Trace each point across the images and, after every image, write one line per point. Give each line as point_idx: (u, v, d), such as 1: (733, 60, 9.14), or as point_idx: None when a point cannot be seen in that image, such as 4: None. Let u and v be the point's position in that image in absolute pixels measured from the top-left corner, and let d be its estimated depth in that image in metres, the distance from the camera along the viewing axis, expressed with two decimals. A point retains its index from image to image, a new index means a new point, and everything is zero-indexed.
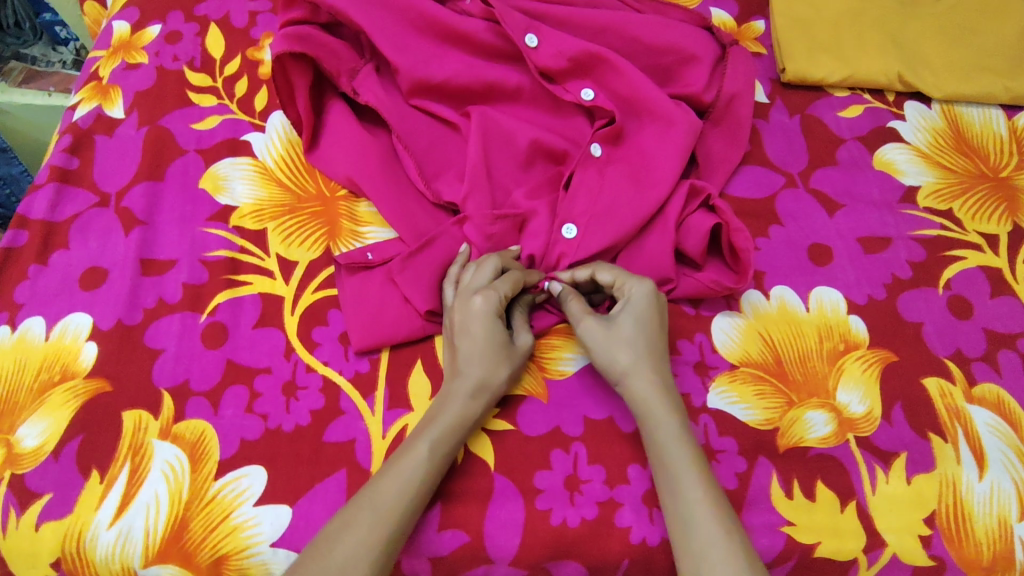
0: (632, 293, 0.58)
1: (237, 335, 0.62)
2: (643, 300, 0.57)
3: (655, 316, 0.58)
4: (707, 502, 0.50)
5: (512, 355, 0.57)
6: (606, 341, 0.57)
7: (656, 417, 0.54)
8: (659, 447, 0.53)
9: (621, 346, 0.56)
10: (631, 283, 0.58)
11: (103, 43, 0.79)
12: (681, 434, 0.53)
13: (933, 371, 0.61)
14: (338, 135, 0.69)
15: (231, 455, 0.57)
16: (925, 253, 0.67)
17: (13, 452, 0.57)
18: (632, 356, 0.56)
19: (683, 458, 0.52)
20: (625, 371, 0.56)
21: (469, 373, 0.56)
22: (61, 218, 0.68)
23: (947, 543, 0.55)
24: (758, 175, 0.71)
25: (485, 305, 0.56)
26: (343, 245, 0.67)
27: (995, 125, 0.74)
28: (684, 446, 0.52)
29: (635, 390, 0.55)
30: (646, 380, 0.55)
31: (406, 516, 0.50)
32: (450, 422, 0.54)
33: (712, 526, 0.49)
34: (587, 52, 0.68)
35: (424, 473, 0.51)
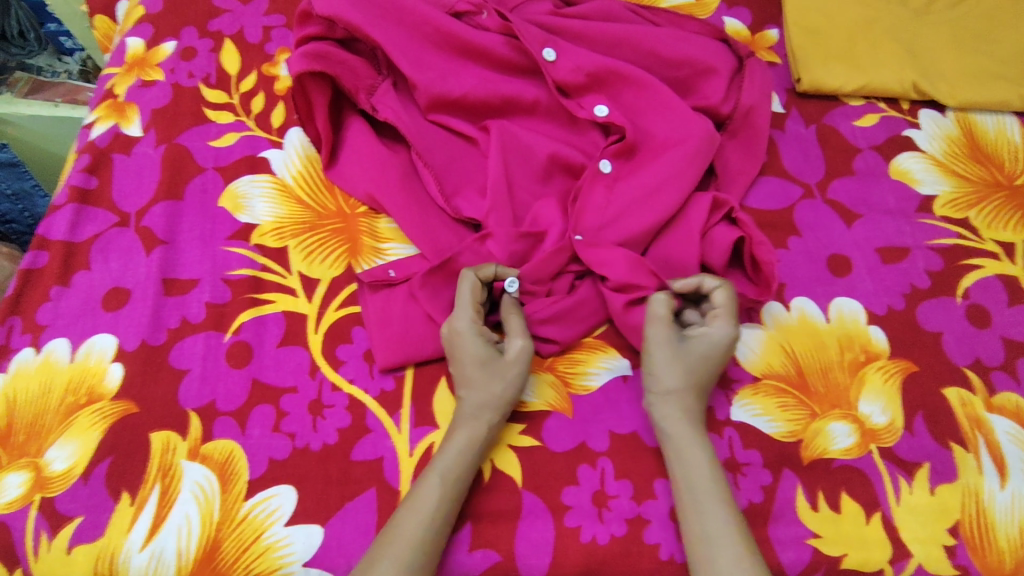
0: (718, 328, 0.59)
1: (262, 354, 0.62)
2: (724, 339, 0.58)
3: (722, 357, 0.59)
4: (732, 525, 0.51)
5: (503, 368, 0.58)
6: (671, 356, 0.57)
7: (687, 441, 0.55)
8: (687, 465, 0.54)
9: (679, 368, 0.57)
10: (722, 318, 0.59)
11: (117, 60, 0.79)
12: (706, 455, 0.55)
13: (953, 381, 0.62)
14: (357, 151, 0.70)
15: (261, 475, 0.57)
16: (942, 262, 0.67)
17: (43, 476, 0.57)
18: (676, 380, 0.57)
19: (710, 478, 0.53)
20: (668, 391, 0.57)
21: (471, 401, 0.57)
22: (82, 238, 0.68)
23: (972, 553, 0.55)
24: (775, 186, 0.71)
25: (466, 325, 0.58)
26: (365, 262, 0.67)
27: (1009, 132, 0.75)
28: (711, 471, 0.54)
29: (667, 412, 0.56)
30: (681, 404, 0.57)
31: (429, 548, 0.51)
32: (459, 453, 0.55)
33: (734, 553, 0.50)
34: (606, 67, 0.69)
35: (441, 507, 0.52)
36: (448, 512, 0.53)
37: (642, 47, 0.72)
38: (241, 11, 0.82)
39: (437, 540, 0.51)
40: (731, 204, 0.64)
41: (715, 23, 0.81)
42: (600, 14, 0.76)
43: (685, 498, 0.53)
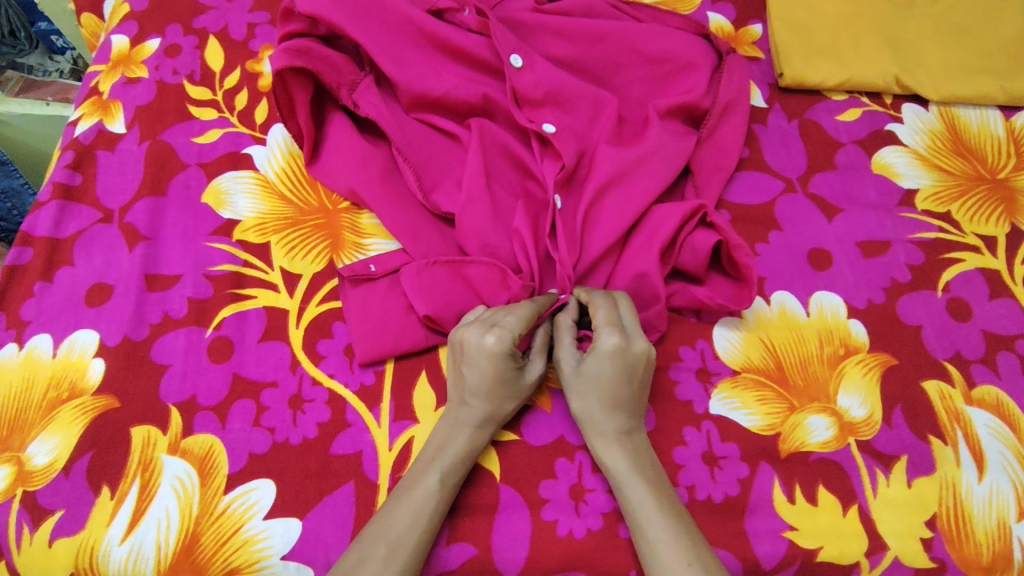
0: (599, 344, 0.55)
1: (243, 349, 0.63)
2: (605, 355, 0.55)
3: (619, 372, 0.55)
4: (671, 538, 0.50)
5: (519, 387, 0.57)
6: (568, 383, 0.57)
7: (610, 464, 0.55)
8: (616, 484, 0.54)
9: (576, 393, 0.57)
10: (601, 333, 0.55)
11: (102, 57, 0.80)
12: (635, 471, 0.54)
13: (933, 374, 0.62)
14: (339, 147, 0.70)
15: (240, 469, 0.58)
16: (923, 256, 0.67)
17: (24, 470, 0.57)
18: (585, 404, 0.56)
19: (642, 494, 0.53)
20: (579, 418, 0.57)
21: (477, 409, 0.56)
22: (65, 234, 0.68)
23: (948, 545, 0.55)
24: (757, 180, 0.71)
25: (495, 345, 0.54)
26: (346, 257, 0.67)
27: (992, 125, 0.75)
28: (641, 485, 0.53)
29: (591, 437, 0.56)
30: (600, 428, 0.56)
31: (419, 545, 0.51)
32: (457, 453, 0.55)
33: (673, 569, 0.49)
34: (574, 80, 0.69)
35: (436, 505, 0.53)
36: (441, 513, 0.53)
37: (623, 44, 0.73)
38: (226, 8, 0.82)
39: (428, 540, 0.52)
40: (705, 209, 0.63)
41: (699, 18, 0.81)
42: (582, 12, 0.76)
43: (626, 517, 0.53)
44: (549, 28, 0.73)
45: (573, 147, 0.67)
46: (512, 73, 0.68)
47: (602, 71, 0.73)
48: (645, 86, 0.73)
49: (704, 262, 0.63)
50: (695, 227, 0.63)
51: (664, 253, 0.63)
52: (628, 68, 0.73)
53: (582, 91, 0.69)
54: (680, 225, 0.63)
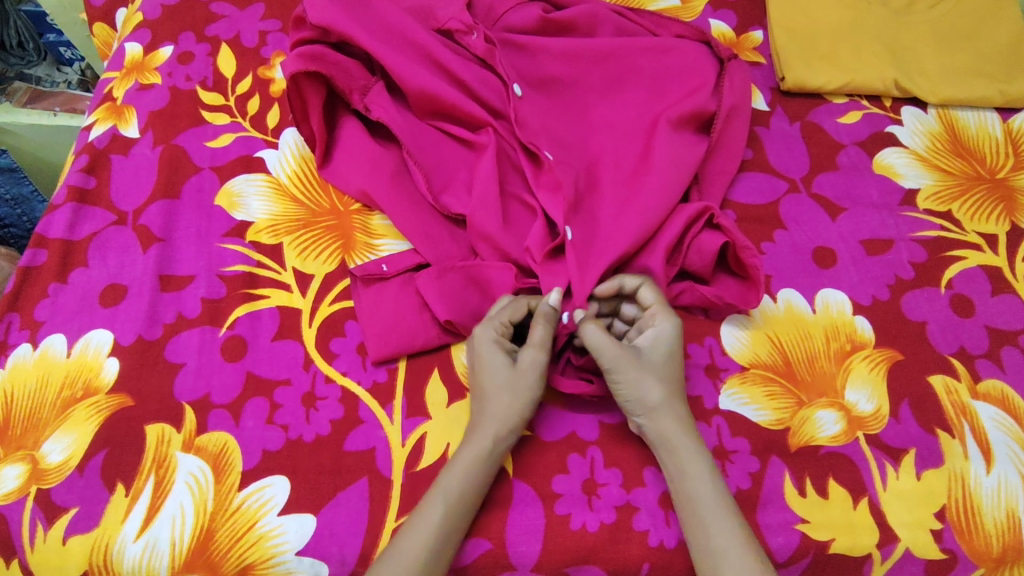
0: (659, 326, 0.58)
1: (257, 348, 0.63)
2: (670, 335, 0.58)
3: (678, 351, 0.58)
4: (737, 539, 0.52)
5: (512, 377, 0.57)
6: (640, 375, 0.56)
7: (687, 456, 0.55)
8: (689, 478, 0.54)
9: (653, 380, 0.56)
10: (659, 315, 0.59)
11: (116, 64, 0.81)
12: (710, 471, 0.54)
13: (938, 369, 0.63)
14: (350, 150, 0.71)
15: (255, 465, 0.58)
16: (926, 254, 0.68)
17: (39, 468, 0.58)
18: (663, 392, 0.56)
19: (714, 494, 0.53)
20: (655, 407, 0.56)
21: (496, 417, 0.56)
22: (79, 236, 0.69)
23: (958, 536, 0.56)
24: (761, 181, 0.72)
25: (489, 331, 0.58)
26: (358, 257, 0.68)
27: (990, 127, 0.76)
28: (717, 485, 0.54)
29: (664, 427, 0.56)
30: (673, 418, 0.56)
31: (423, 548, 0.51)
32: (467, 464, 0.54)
33: (743, 562, 0.51)
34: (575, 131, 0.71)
35: (431, 511, 0.52)
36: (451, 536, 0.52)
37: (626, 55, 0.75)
38: (238, 16, 0.84)
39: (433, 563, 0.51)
40: (711, 211, 0.64)
41: (701, 25, 0.83)
42: (587, 19, 0.78)
43: (690, 515, 0.53)
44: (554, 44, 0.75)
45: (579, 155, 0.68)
46: (513, 100, 0.69)
47: (607, 77, 0.75)
48: (650, 89, 0.74)
49: (712, 263, 0.64)
50: (701, 228, 0.65)
51: (670, 255, 0.64)
52: (632, 74, 0.75)
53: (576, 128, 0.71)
54: (686, 226, 0.64)
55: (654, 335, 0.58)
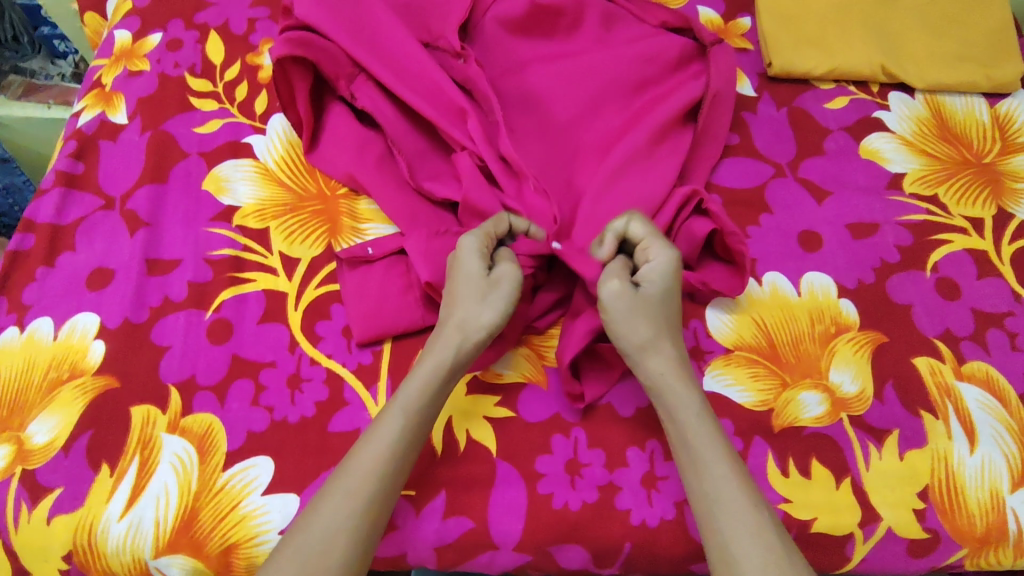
0: (656, 258, 0.57)
1: (243, 331, 0.63)
2: (667, 267, 0.57)
3: (674, 284, 0.57)
4: (733, 480, 0.50)
5: (485, 288, 0.56)
6: (629, 311, 0.55)
7: (677, 395, 0.54)
8: (682, 421, 0.53)
9: (643, 318, 0.55)
10: (655, 246, 0.57)
11: (105, 52, 0.81)
12: (703, 412, 0.53)
13: (923, 351, 0.63)
14: (337, 135, 0.71)
15: (239, 446, 0.58)
16: (912, 238, 0.68)
17: (24, 449, 0.58)
18: (650, 329, 0.55)
19: (709, 436, 0.52)
20: (642, 345, 0.55)
21: (449, 337, 0.55)
22: (67, 221, 0.69)
23: (940, 515, 0.56)
24: (747, 165, 0.72)
25: (474, 241, 0.58)
26: (344, 241, 0.68)
27: (977, 112, 0.76)
28: (710, 426, 0.53)
29: (652, 365, 0.55)
30: (663, 357, 0.55)
31: (381, 485, 0.50)
32: (426, 374, 0.54)
33: (739, 504, 0.49)
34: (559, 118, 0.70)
35: (396, 440, 0.52)
36: (407, 449, 0.52)
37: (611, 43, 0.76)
38: (227, 4, 0.84)
39: (388, 476, 0.51)
40: (700, 195, 0.64)
41: (689, 13, 0.83)
42: None
43: (685, 454, 0.52)
44: (535, 43, 0.76)
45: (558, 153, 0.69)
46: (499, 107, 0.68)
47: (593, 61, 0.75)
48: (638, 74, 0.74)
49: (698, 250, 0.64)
50: (690, 214, 0.65)
51: None
52: None
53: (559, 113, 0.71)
54: (676, 210, 0.64)
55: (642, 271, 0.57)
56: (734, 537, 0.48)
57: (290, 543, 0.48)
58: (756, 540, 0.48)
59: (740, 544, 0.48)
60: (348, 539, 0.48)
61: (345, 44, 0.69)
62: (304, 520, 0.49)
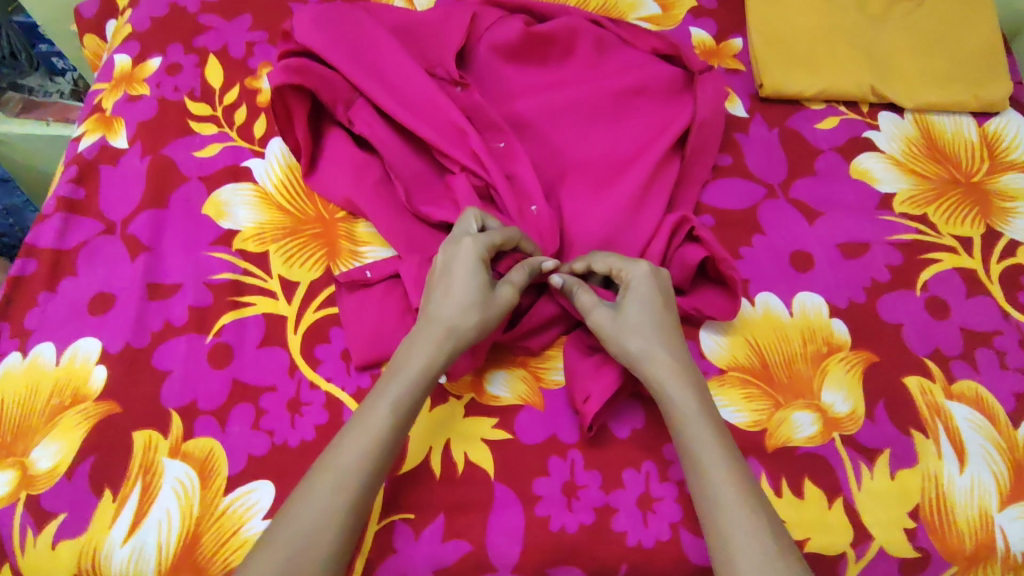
0: (631, 278, 0.60)
1: (243, 355, 0.64)
2: (643, 284, 0.59)
3: (658, 297, 0.59)
4: (731, 482, 0.51)
5: (486, 304, 0.57)
6: (617, 330, 0.58)
7: (678, 400, 0.55)
8: (681, 425, 0.54)
9: (634, 332, 0.58)
10: (629, 268, 0.61)
11: (105, 76, 0.82)
12: (702, 415, 0.54)
13: (913, 370, 0.64)
14: (335, 160, 0.72)
15: (240, 470, 0.59)
16: (902, 257, 0.69)
17: (28, 474, 0.59)
18: (648, 338, 0.57)
19: (708, 438, 0.53)
20: (639, 355, 0.57)
21: (427, 336, 0.56)
22: (69, 246, 0.70)
23: (931, 535, 0.57)
24: (740, 186, 0.73)
25: (476, 248, 0.58)
26: (343, 264, 0.69)
27: (966, 130, 0.78)
28: (709, 428, 0.54)
29: (653, 372, 0.56)
30: (662, 364, 0.56)
31: (368, 480, 0.50)
32: (417, 368, 0.54)
33: (737, 505, 0.50)
34: (554, 142, 0.72)
35: (383, 433, 0.51)
36: (398, 438, 0.52)
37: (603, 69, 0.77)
38: (225, 28, 0.85)
39: (380, 465, 0.51)
40: (690, 222, 0.65)
41: (681, 34, 0.84)
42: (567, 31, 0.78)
43: (686, 458, 0.53)
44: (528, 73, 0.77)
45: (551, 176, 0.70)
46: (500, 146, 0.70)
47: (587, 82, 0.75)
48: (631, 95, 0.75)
49: (689, 276, 0.65)
50: (681, 242, 0.66)
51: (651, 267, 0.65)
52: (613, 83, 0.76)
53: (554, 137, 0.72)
54: (666, 237, 0.65)
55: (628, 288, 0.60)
56: (734, 538, 0.49)
57: (281, 533, 0.47)
58: (753, 540, 0.49)
59: (738, 543, 0.49)
60: (334, 530, 0.48)
61: (348, 70, 0.69)
62: (293, 507, 0.48)
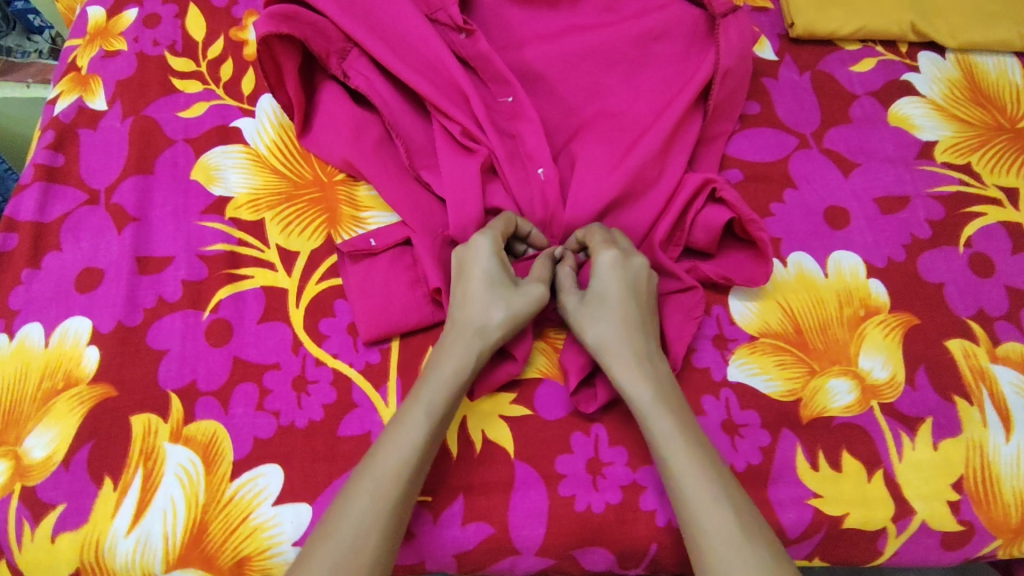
0: (597, 262, 0.56)
1: (243, 332, 0.60)
2: (605, 269, 0.55)
3: (623, 283, 0.55)
4: (697, 477, 0.48)
5: (510, 297, 0.55)
6: (577, 320, 0.55)
7: (636, 394, 0.52)
8: (642, 420, 0.51)
9: (593, 323, 0.55)
10: (596, 250, 0.56)
11: (79, 31, 0.76)
12: (663, 406, 0.51)
13: (956, 333, 0.60)
14: (331, 117, 0.66)
15: (246, 454, 0.56)
16: (944, 211, 0.65)
17: (23, 464, 0.55)
18: (608, 328, 0.54)
19: (670, 431, 0.50)
20: (596, 346, 0.54)
21: (456, 339, 0.54)
22: (51, 218, 0.65)
23: (975, 507, 0.54)
24: (769, 136, 0.68)
25: (486, 245, 0.56)
26: (345, 232, 0.64)
27: (1010, 73, 0.72)
28: (671, 420, 0.51)
29: (612, 364, 0.53)
30: (618, 356, 0.53)
31: (409, 489, 0.48)
32: (451, 373, 0.52)
33: (703, 501, 0.47)
34: (568, 92, 0.66)
35: (425, 439, 0.49)
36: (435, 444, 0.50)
37: (621, 11, 0.69)
38: None
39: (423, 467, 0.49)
40: (713, 183, 0.59)
41: None
42: None
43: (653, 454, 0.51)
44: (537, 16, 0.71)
45: (566, 131, 0.65)
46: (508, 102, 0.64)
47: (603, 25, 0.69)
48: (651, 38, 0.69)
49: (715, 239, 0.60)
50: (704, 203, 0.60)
51: (673, 232, 0.61)
52: None
53: (569, 86, 0.66)
54: (689, 201, 0.60)
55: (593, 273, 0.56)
56: (702, 538, 0.47)
57: (321, 547, 0.45)
58: (722, 538, 0.46)
59: (709, 543, 0.46)
60: (378, 534, 0.46)
61: (334, 16, 0.63)
62: (332, 518, 0.47)
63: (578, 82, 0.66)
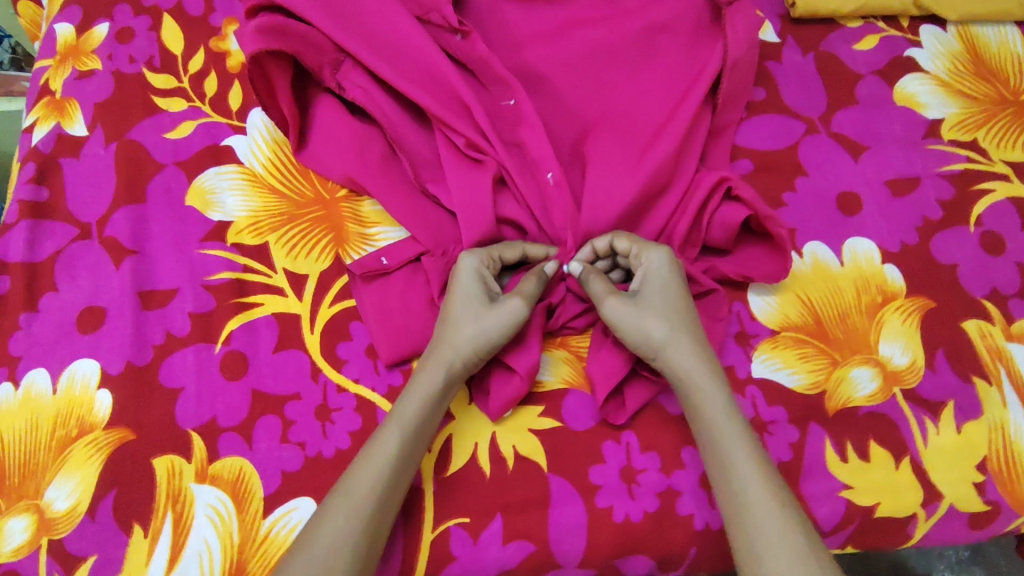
0: (649, 263, 0.56)
1: (259, 363, 0.59)
2: (663, 270, 0.55)
3: (677, 284, 0.55)
4: (761, 480, 0.48)
5: (486, 310, 0.54)
6: (636, 317, 0.53)
7: (704, 393, 0.52)
8: (707, 420, 0.51)
9: (655, 318, 0.53)
10: (647, 253, 0.56)
11: (47, 50, 0.71)
12: (728, 407, 0.51)
13: (972, 314, 0.60)
14: (329, 132, 0.64)
15: (276, 489, 0.55)
16: (953, 191, 0.65)
17: (46, 518, 0.54)
18: (666, 323, 0.53)
19: (735, 432, 0.50)
20: (662, 344, 0.53)
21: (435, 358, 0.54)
22: (42, 256, 0.62)
23: (999, 486, 0.56)
24: (777, 124, 0.67)
25: (473, 261, 0.56)
26: (353, 251, 0.63)
27: (1011, 43, 0.71)
28: (737, 423, 0.51)
29: (676, 362, 0.53)
30: (683, 354, 0.53)
31: (376, 512, 0.48)
32: (427, 393, 0.52)
33: (766, 504, 0.47)
34: (573, 92, 0.64)
35: (394, 459, 0.50)
36: (404, 467, 0.50)
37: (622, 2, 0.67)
38: None
39: (392, 489, 0.49)
40: (728, 181, 0.59)
41: None
42: None
43: (710, 455, 0.51)
44: None
45: (574, 132, 0.63)
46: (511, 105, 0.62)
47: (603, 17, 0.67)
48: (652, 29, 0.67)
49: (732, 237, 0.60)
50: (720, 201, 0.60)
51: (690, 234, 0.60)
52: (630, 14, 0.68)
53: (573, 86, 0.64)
54: (704, 201, 0.59)
55: (642, 274, 0.56)
56: (764, 540, 0.46)
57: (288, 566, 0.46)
58: (784, 542, 0.46)
59: (767, 546, 0.46)
60: (345, 558, 0.46)
61: (324, 25, 0.60)
62: (307, 535, 0.47)
63: (582, 80, 0.64)
